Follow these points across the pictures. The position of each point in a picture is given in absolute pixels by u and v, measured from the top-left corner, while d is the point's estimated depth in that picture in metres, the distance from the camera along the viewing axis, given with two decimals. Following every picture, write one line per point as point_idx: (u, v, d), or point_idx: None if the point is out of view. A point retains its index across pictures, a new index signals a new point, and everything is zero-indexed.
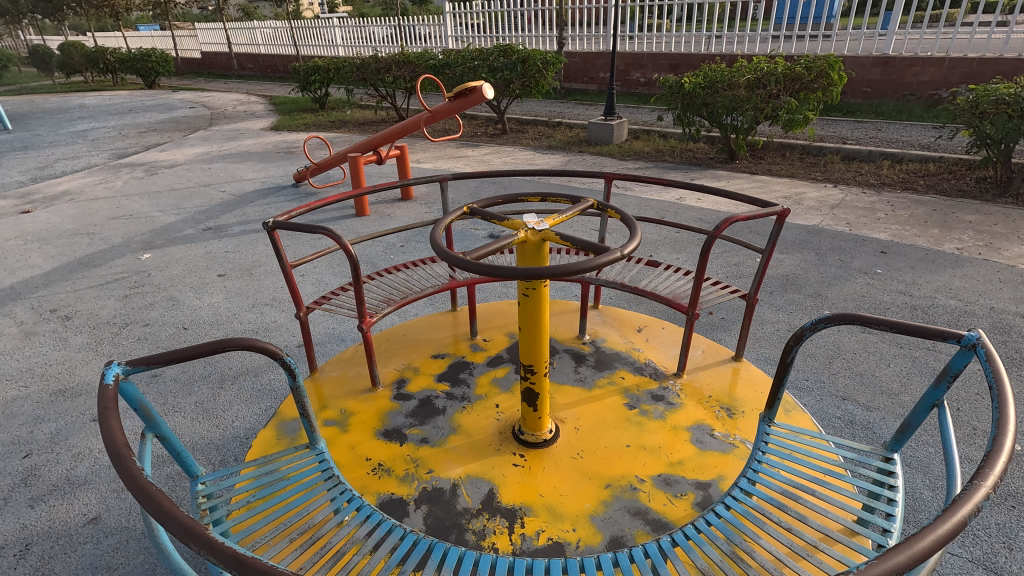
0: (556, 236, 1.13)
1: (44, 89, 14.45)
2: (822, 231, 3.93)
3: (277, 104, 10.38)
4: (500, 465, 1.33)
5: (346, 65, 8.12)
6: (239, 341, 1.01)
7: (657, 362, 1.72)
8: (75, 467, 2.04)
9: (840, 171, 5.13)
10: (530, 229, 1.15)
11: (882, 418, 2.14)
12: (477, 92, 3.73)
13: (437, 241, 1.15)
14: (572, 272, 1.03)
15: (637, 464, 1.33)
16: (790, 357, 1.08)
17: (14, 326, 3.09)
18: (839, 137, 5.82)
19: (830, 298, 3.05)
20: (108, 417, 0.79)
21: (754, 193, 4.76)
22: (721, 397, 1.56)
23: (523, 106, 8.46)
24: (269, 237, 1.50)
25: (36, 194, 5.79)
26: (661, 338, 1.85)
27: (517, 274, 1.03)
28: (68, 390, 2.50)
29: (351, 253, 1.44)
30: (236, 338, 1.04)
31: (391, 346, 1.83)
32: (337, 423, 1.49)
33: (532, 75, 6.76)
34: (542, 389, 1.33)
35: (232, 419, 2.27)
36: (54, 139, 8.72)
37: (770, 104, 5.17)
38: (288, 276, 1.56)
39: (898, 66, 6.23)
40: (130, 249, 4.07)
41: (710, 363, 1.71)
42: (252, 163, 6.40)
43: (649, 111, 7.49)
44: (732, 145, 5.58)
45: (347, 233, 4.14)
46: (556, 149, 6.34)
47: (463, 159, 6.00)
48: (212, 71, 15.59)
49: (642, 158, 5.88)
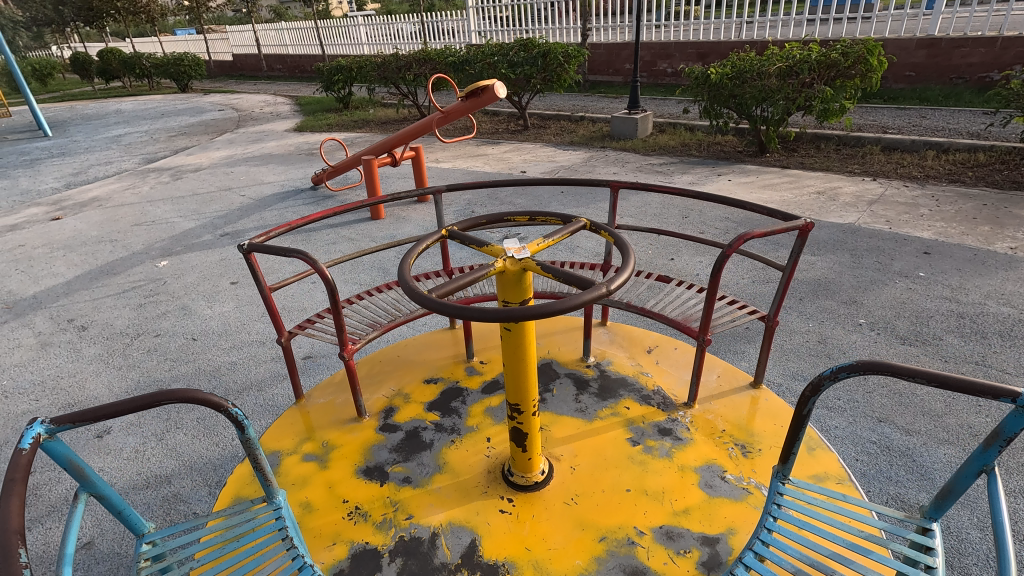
0: (538, 266, 0.99)
1: (84, 95, 14.97)
2: (858, 230, 3.68)
3: (303, 105, 10.50)
4: (485, 511, 1.22)
5: (367, 64, 8.10)
6: (177, 393, 0.90)
7: (667, 389, 1.57)
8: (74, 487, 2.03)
9: (879, 163, 4.83)
10: (510, 257, 1.01)
11: (924, 443, 1.95)
12: (490, 92, 3.57)
13: (404, 267, 1.02)
14: (545, 313, 0.90)
15: (637, 513, 1.19)
16: (808, 410, 0.89)
17: (32, 337, 3.13)
18: (879, 126, 5.49)
19: (866, 305, 2.83)
20: (11, 491, 0.70)
21: (785, 189, 4.53)
22: (736, 431, 1.41)
23: (546, 100, 8.31)
24: (245, 260, 1.40)
25: (68, 200, 5.94)
26: (672, 360, 1.70)
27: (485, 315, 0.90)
28: (76, 405, 2.51)
29: (328, 278, 1.32)
30: (179, 389, 0.93)
31: (382, 369, 1.73)
32: (317, 458, 1.40)
33: (554, 69, 6.60)
34: (531, 429, 1.20)
35: (232, 437, 2.24)
36: (90, 145, 8.97)
37: (803, 93, 4.90)
38: (268, 301, 1.46)
39: (945, 48, 5.83)
40: (149, 256, 4.10)
41: (725, 390, 1.56)
42: (274, 166, 6.44)
43: (675, 102, 7.25)
44: (762, 138, 5.32)
45: (362, 238, 4.10)
46: (578, 145, 6.17)
47: (483, 158, 5.91)
48: (243, 73, 15.93)
49: (667, 153, 5.67)
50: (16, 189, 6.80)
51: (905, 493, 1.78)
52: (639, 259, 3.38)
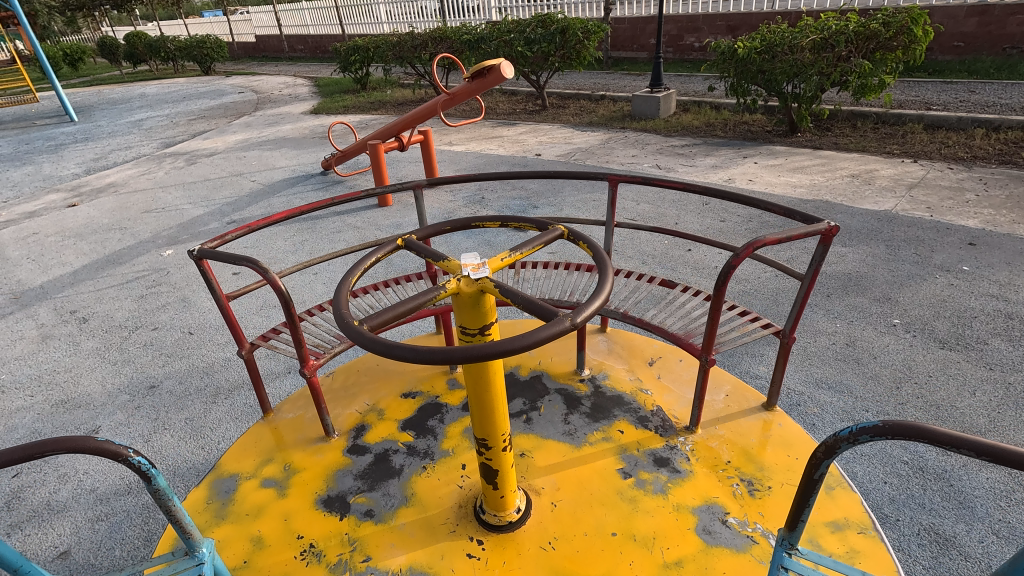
0: (496, 289, 0.83)
1: (113, 79, 15.13)
2: (895, 217, 3.40)
3: (321, 86, 10.38)
4: (450, 555, 1.08)
5: (382, 44, 7.90)
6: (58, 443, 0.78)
7: (667, 409, 1.40)
8: (58, 491, 1.99)
9: (921, 143, 4.48)
10: (465, 278, 0.85)
11: (964, 465, 1.75)
12: (496, 72, 3.36)
13: (341, 291, 0.87)
14: (490, 355, 0.72)
15: (622, 565, 1.04)
16: (820, 474, 0.72)
17: (34, 328, 3.11)
18: (923, 102, 5.11)
19: (902, 303, 2.59)
20: None
21: (816, 172, 4.24)
22: (742, 464, 1.24)
23: (567, 78, 8.03)
24: (197, 267, 1.27)
25: (86, 186, 5.98)
26: (676, 375, 1.53)
27: (424, 356, 0.72)
28: (69, 402, 2.48)
29: (281, 289, 1.18)
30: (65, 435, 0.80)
31: (358, 380, 1.60)
32: (276, 483, 1.28)
33: (573, 46, 6.31)
34: (503, 465, 1.06)
35: (218, 440, 2.17)
36: (113, 130, 9.03)
37: (839, 67, 4.56)
38: (225, 310, 1.34)
39: (999, 15, 5.36)
40: (155, 245, 4.07)
41: (733, 412, 1.38)
42: (286, 150, 6.36)
43: (701, 79, 6.89)
44: (793, 116, 5.00)
45: (367, 226, 3.98)
46: (597, 126, 5.91)
47: (497, 140, 5.71)
48: (266, 54, 15.87)
49: (690, 133, 5.38)
50: (40, 174, 6.88)
51: (940, 523, 1.58)
52: (654, 251, 3.19)
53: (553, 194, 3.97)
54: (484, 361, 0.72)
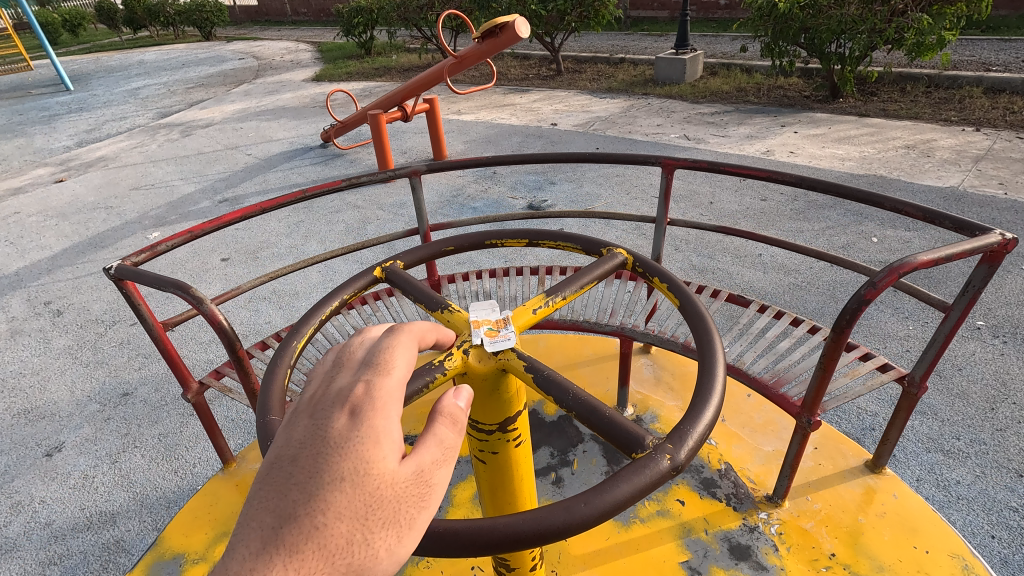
0: (528, 374, 0.50)
1: (112, 46, 14.65)
2: (964, 196, 2.97)
3: (325, 52, 9.87)
4: None
5: (386, 3, 7.37)
6: None
7: (739, 469, 1.08)
8: (9, 525, 1.75)
9: (982, 108, 4.00)
10: (477, 353, 0.52)
11: None
12: (509, 31, 2.92)
13: (272, 389, 0.55)
14: (523, 537, 0.39)
15: None
16: None
17: (4, 322, 2.84)
18: (981, 62, 4.59)
19: (985, 300, 2.20)
20: None
21: (864, 142, 3.81)
22: (853, 559, 0.91)
23: (583, 40, 7.48)
24: (119, 288, 0.96)
25: (75, 160, 5.66)
26: (743, 416, 1.20)
27: None
28: (33, 411, 2.21)
29: (223, 325, 0.86)
30: None
31: None
32: None
33: (591, 4, 5.79)
34: None
35: (193, 463, 1.88)
36: (109, 99, 8.66)
37: (893, 23, 4.04)
38: (162, 343, 1.03)
39: None
40: (141, 226, 3.76)
41: (827, 474, 1.06)
42: (285, 121, 5.97)
43: (730, 40, 6.36)
44: (835, 80, 4.51)
45: (368, 205, 3.63)
46: (616, 92, 5.43)
47: (509, 108, 5.27)
48: (269, 18, 15.21)
49: (720, 99, 4.91)
50: (31, 147, 6.57)
51: None
52: (689, 235, 2.82)
53: (571, 168, 3.58)
54: (513, 547, 0.40)
